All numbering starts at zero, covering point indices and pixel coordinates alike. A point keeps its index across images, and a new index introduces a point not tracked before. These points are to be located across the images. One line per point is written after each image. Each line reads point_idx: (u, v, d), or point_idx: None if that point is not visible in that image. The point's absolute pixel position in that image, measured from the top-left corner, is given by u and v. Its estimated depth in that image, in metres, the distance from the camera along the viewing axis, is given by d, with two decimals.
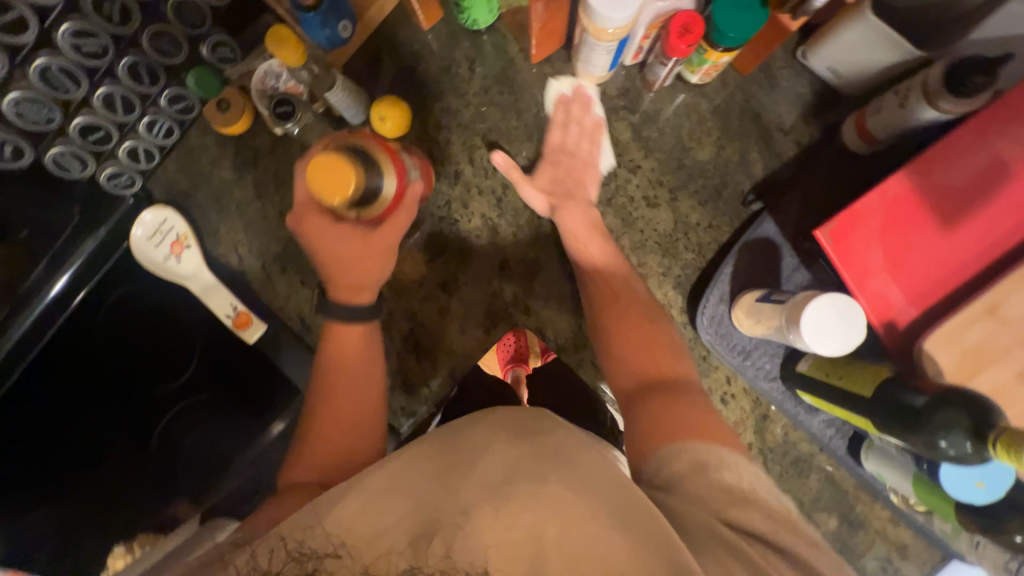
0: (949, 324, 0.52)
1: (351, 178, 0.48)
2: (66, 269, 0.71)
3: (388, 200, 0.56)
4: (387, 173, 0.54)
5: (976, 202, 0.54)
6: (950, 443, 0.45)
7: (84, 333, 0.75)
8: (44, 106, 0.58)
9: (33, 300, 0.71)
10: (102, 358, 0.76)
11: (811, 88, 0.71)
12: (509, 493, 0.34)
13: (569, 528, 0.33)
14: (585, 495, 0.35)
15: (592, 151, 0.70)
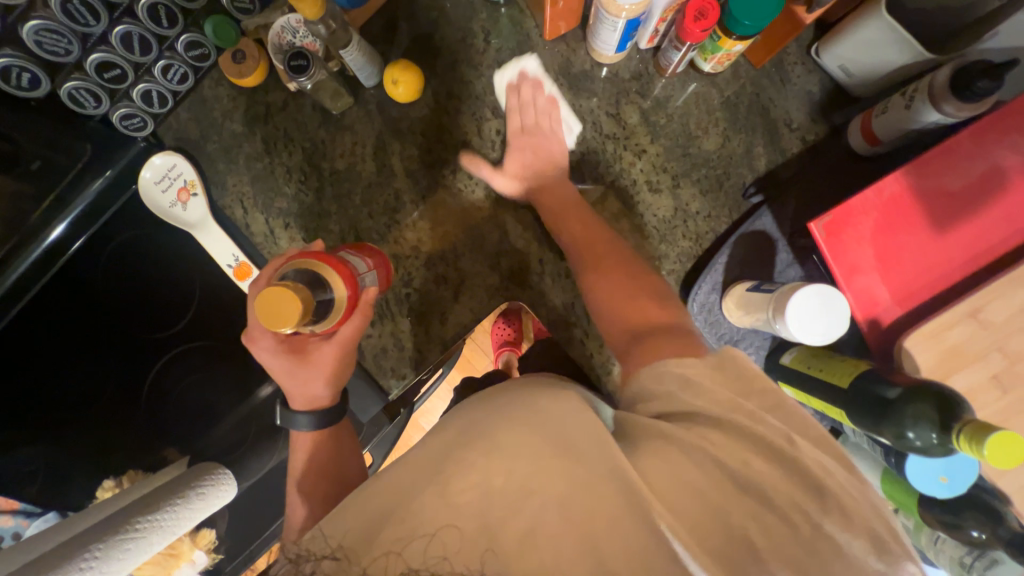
0: (932, 324, 0.53)
1: (290, 298, 0.45)
2: (65, 216, 0.71)
3: (342, 307, 0.53)
4: (336, 286, 0.52)
5: (968, 207, 0.55)
6: (917, 434, 0.47)
7: (81, 278, 0.75)
8: (64, 38, 0.59)
9: (31, 243, 0.69)
10: (93, 304, 0.77)
11: (821, 86, 0.72)
12: (460, 458, 0.35)
13: (513, 475, 0.34)
14: (529, 436, 0.36)
15: (553, 127, 0.74)
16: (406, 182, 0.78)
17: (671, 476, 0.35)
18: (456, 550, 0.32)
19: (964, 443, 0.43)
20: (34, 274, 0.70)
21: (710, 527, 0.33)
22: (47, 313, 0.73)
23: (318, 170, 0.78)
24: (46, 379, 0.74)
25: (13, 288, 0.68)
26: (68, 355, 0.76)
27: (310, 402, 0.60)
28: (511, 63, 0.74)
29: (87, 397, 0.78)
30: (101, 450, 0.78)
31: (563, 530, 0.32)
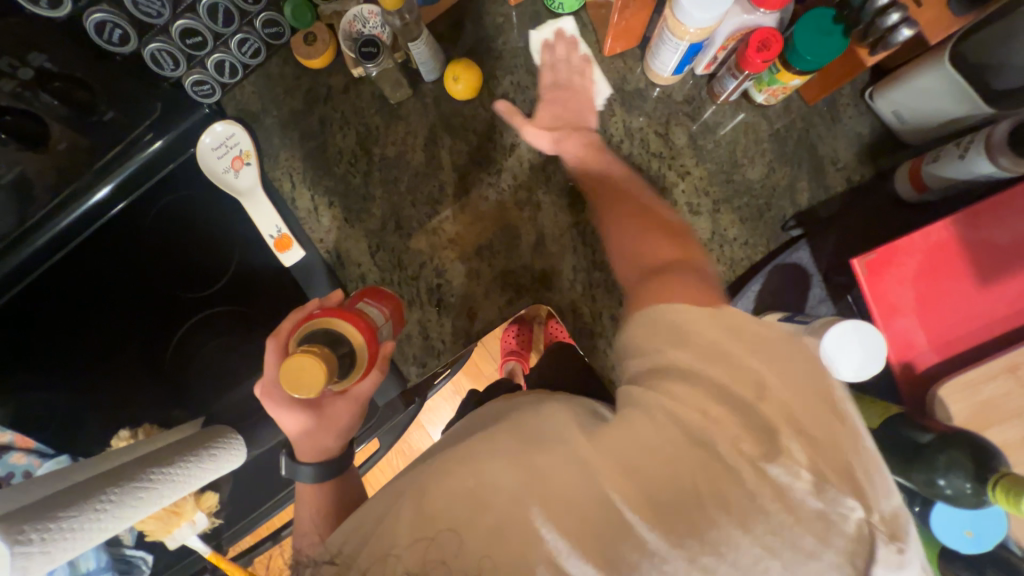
0: (970, 375, 0.53)
1: (313, 361, 0.48)
2: (108, 181, 0.75)
3: (364, 362, 0.56)
4: (353, 339, 0.55)
5: (1010, 261, 0.55)
6: (948, 482, 0.46)
7: (127, 231, 0.79)
8: (157, 0, 0.64)
9: (79, 200, 0.74)
10: (127, 262, 0.81)
11: (871, 129, 0.72)
12: (445, 468, 0.41)
13: (479, 470, 0.39)
14: (499, 446, 0.41)
15: (584, 85, 0.75)
16: (451, 176, 0.80)
17: (630, 453, 0.38)
18: (453, 554, 0.35)
19: (999, 494, 0.42)
20: (78, 227, 0.75)
21: (668, 496, 0.36)
22: (80, 268, 0.78)
23: (368, 155, 0.80)
24: (74, 329, 0.79)
25: (56, 237, 0.74)
26: (107, 301, 0.81)
27: (317, 453, 0.59)
28: (548, 25, 0.77)
29: (116, 343, 0.81)
30: (115, 398, 0.80)
31: (526, 502, 0.36)
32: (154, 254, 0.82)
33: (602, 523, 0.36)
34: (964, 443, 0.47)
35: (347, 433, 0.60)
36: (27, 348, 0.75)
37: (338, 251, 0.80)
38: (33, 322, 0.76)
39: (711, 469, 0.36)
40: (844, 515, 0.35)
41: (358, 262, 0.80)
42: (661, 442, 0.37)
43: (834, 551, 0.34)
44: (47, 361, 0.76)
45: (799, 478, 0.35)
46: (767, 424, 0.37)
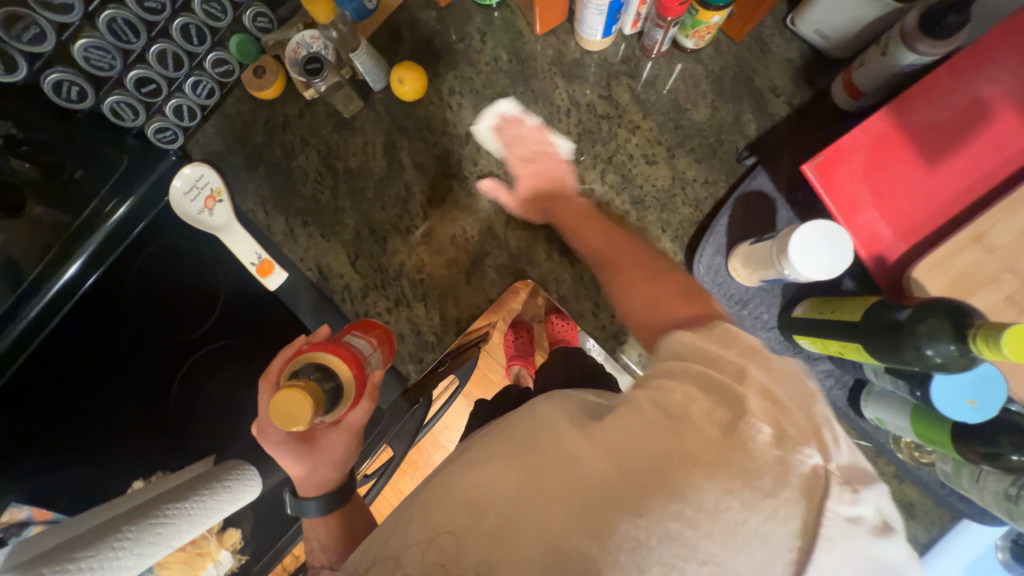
0: (940, 252, 0.54)
1: (302, 394, 0.50)
2: (75, 258, 0.74)
3: (350, 395, 0.56)
4: (339, 371, 0.56)
5: (954, 137, 0.57)
6: (936, 350, 0.46)
7: (107, 298, 0.79)
8: (109, 54, 0.66)
9: (45, 284, 0.72)
10: (112, 325, 0.81)
11: (801, 53, 0.76)
12: (441, 482, 0.41)
13: (474, 479, 0.39)
14: (492, 458, 0.40)
15: (552, 155, 0.78)
16: (415, 175, 0.82)
17: (615, 441, 0.37)
18: (452, 555, 0.37)
19: (982, 348, 0.43)
20: (49, 312, 0.73)
21: (643, 470, 0.35)
22: (63, 351, 0.76)
23: (333, 170, 0.83)
24: (70, 407, 0.78)
25: (28, 328, 0.72)
26: (98, 372, 0.80)
27: (318, 488, 0.59)
28: (488, 112, 0.81)
29: (118, 404, 0.82)
30: (135, 452, 0.82)
31: (515, 502, 0.37)
32: (139, 310, 0.83)
33: (579, 507, 0.35)
34: (943, 308, 0.47)
35: (346, 465, 0.60)
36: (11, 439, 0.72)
37: (322, 267, 0.82)
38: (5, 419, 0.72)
39: (683, 439, 0.35)
40: (802, 462, 0.33)
41: (341, 273, 0.82)
42: (643, 424, 0.37)
43: (791, 490, 0.33)
44: (48, 445, 0.75)
45: (762, 433, 0.34)
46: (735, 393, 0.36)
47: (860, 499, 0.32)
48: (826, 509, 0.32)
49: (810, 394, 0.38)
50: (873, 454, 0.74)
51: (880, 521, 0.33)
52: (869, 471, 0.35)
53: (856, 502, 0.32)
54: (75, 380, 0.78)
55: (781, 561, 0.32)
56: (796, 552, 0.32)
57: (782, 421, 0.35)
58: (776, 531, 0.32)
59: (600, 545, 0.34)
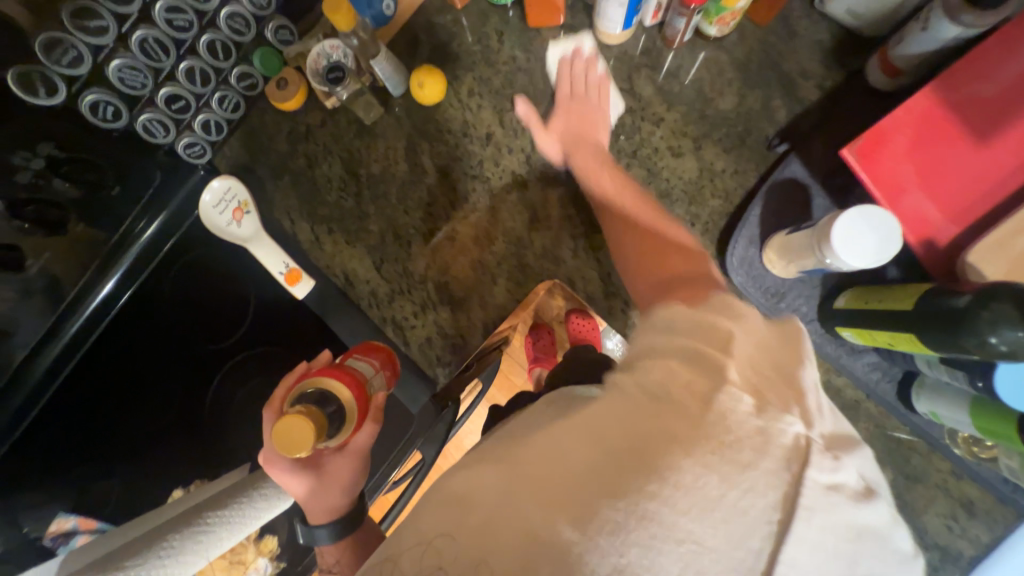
0: (996, 234, 0.51)
1: (300, 419, 0.51)
2: (111, 276, 0.79)
3: (354, 417, 0.58)
4: (341, 395, 0.58)
5: (1005, 112, 0.54)
6: (1001, 338, 0.43)
7: (145, 310, 0.82)
8: (140, 73, 0.66)
9: (83, 302, 0.78)
10: (148, 333, 0.83)
11: (831, 35, 0.73)
12: (434, 486, 0.41)
13: (464, 481, 0.38)
14: (483, 459, 0.40)
15: (600, 98, 0.74)
16: (437, 178, 0.82)
17: (598, 424, 0.37)
18: (450, 559, 0.34)
19: None
20: (85, 330, 0.79)
21: (626, 449, 0.34)
22: (104, 360, 0.81)
23: (356, 178, 0.84)
24: (117, 413, 0.82)
25: (70, 341, 0.78)
26: (140, 383, 0.83)
27: (325, 514, 0.56)
28: (569, 40, 0.77)
29: (156, 414, 0.83)
30: (172, 464, 0.82)
31: (504, 491, 0.36)
32: (174, 321, 0.84)
33: (563, 485, 0.34)
34: (1010, 292, 0.44)
35: (357, 486, 0.58)
36: (70, 442, 0.79)
37: (349, 275, 0.84)
38: (61, 423, 0.79)
39: (668, 412, 0.35)
40: (784, 430, 0.32)
41: (367, 279, 0.83)
42: (626, 406, 0.37)
43: (771, 461, 0.32)
44: (105, 449, 0.80)
45: (742, 402, 0.33)
46: (709, 365, 0.36)
47: (841, 466, 0.31)
48: (804, 476, 0.31)
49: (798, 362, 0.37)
50: (925, 449, 0.70)
51: (864, 486, 0.32)
52: (850, 437, 0.35)
53: (836, 469, 0.32)
54: (118, 390, 0.82)
55: (759, 534, 0.31)
56: (776, 523, 0.31)
57: (759, 389, 0.34)
58: (755, 505, 0.31)
59: (581, 528, 0.32)
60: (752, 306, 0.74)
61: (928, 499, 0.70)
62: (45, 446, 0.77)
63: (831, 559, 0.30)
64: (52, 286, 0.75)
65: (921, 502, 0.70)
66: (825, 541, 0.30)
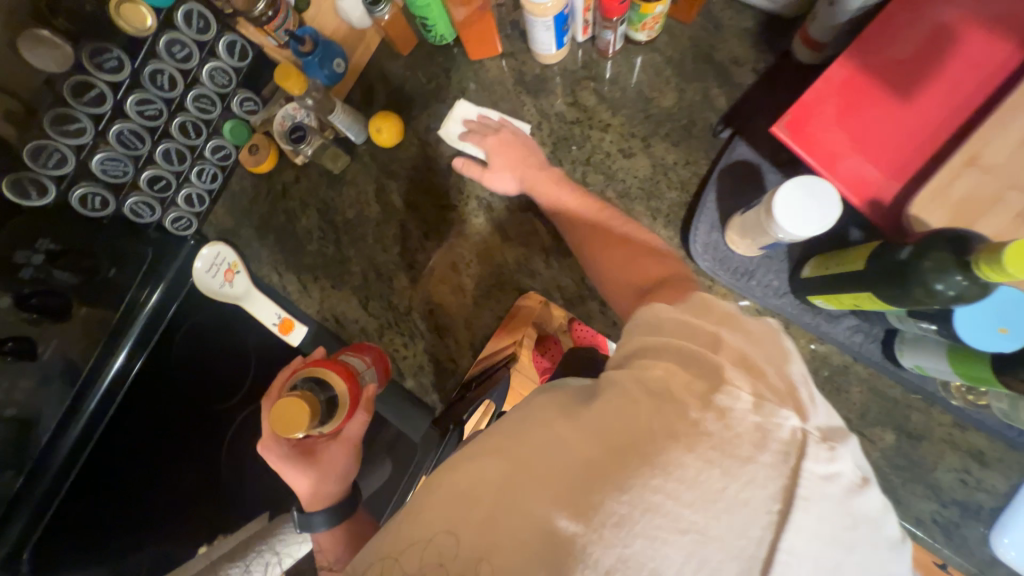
0: (933, 184, 0.52)
1: (296, 402, 0.53)
2: (120, 351, 0.81)
3: (345, 406, 0.60)
4: (336, 385, 0.60)
5: (921, 69, 0.56)
6: (946, 284, 0.44)
7: (154, 380, 0.85)
8: (121, 163, 0.72)
9: (97, 381, 0.80)
10: (161, 402, 0.86)
11: (755, 21, 0.76)
12: (430, 481, 0.41)
13: (462, 472, 0.39)
14: (479, 451, 0.40)
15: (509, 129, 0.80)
16: (408, 214, 0.87)
17: (602, 415, 0.38)
18: (451, 554, 0.35)
19: (987, 272, 0.41)
20: (102, 407, 0.80)
21: (627, 442, 0.35)
22: (120, 436, 0.83)
23: (333, 225, 0.89)
24: (139, 484, 0.84)
25: (88, 420, 0.79)
26: (156, 452, 0.86)
27: (321, 500, 0.62)
28: (452, 117, 0.84)
29: (174, 480, 0.87)
30: (197, 522, 0.87)
31: (505, 485, 0.37)
32: (180, 386, 0.88)
33: (566, 480, 0.35)
34: (945, 238, 0.45)
35: (346, 477, 0.63)
36: (97, 520, 0.81)
37: (338, 317, 0.87)
38: (87, 501, 0.80)
39: (671, 405, 0.36)
40: (781, 425, 0.33)
41: (355, 318, 0.87)
42: (626, 399, 0.37)
43: (770, 453, 0.33)
44: (138, 515, 0.83)
45: (741, 400, 0.34)
46: (700, 370, 0.37)
47: (836, 456, 0.32)
48: (803, 468, 0.32)
49: (785, 357, 0.38)
50: (923, 404, 0.69)
51: (857, 476, 0.34)
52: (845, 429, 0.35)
53: (832, 459, 0.33)
54: (137, 462, 0.84)
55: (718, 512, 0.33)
56: (775, 513, 0.32)
57: (755, 385, 0.35)
58: (756, 495, 0.32)
59: (587, 523, 0.33)
60: (724, 287, 0.76)
61: (936, 454, 0.69)
62: (69, 527, 0.78)
63: (826, 545, 0.32)
64: (71, 371, 0.77)
65: (930, 459, 0.69)
66: (817, 527, 0.32)
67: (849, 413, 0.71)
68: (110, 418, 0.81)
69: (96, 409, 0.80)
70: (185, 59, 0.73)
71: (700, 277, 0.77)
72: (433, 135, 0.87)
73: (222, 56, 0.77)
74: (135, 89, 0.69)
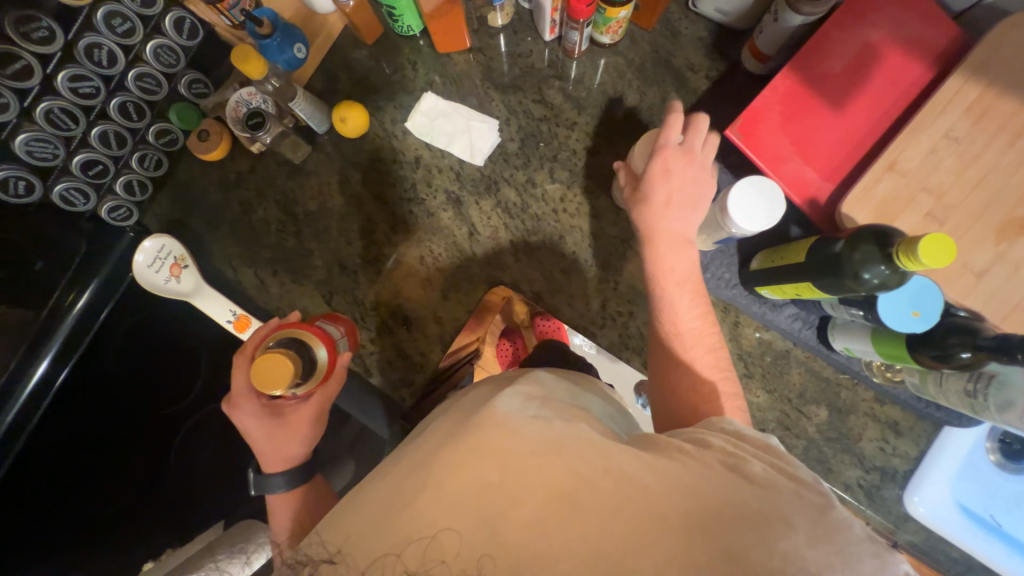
0: (860, 186, 0.59)
1: (280, 354, 0.54)
2: (45, 355, 0.70)
3: (323, 368, 0.61)
4: (314, 345, 0.61)
5: (851, 83, 0.63)
6: (871, 273, 0.51)
7: (88, 382, 0.75)
8: (50, 144, 0.65)
9: (17, 387, 0.68)
10: (96, 406, 0.77)
11: (708, 31, 0.82)
12: (457, 463, 0.37)
13: (511, 473, 0.36)
14: (534, 454, 0.37)
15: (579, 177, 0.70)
16: (375, 207, 0.85)
17: (687, 472, 0.37)
18: (453, 553, 0.34)
19: (905, 262, 0.47)
20: (25, 417, 0.68)
21: (721, 509, 0.34)
22: (39, 463, 0.71)
23: (294, 217, 0.85)
24: (70, 505, 0.75)
25: (11, 428, 0.67)
26: (95, 463, 0.78)
27: (283, 464, 0.61)
28: (418, 111, 0.83)
29: (112, 491, 0.79)
30: (146, 531, 0.80)
31: (565, 514, 0.34)
32: (120, 388, 0.80)
33: (646, 536, 0.33)
34: (873, 232, 0.52)
35: (312, 441, 0.62)
36: (22, 548, 0.70)
37: (299, 312, 0.84)
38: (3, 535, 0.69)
39: (772, 496, 0.36)
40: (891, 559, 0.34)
41: (319, 313, 0.84)
42: (719, 473, 0.37)
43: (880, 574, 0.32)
44: (59, 539, 0.74)
45: (811, 491, 0.37)
46: (784, 471, 0.38)
47: None
48: None
49: None
50: (850, 383, 0.78)
51: None
52: None
53: None
54: (68, 475, 0.75)
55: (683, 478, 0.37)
56: None
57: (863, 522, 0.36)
58: None
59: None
60: None
61: (861, 427, 0.78)
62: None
63: None
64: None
65: (856, 431, 0.78)
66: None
67: (790, 393, 0.79)
68: (26, 435, 0.69)
69: (18, 417, 0.68)
70: (128, 34, 0.67)
71: None
72: (400, 126, 0.85)
73: (169, 34, 0.72)
74: (68, 64, 0.63)
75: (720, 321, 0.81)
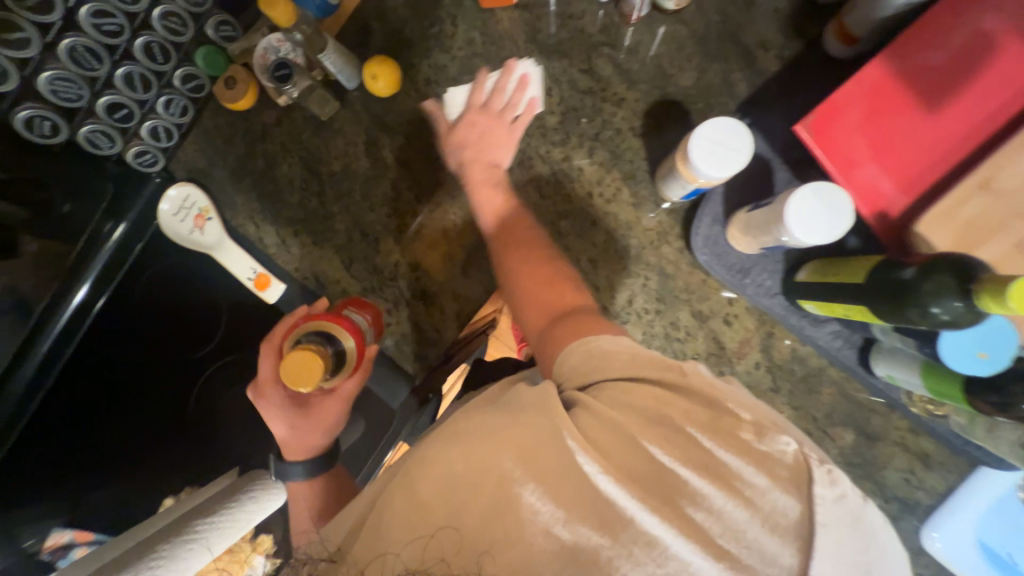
0: (943, 203, 0.51)
1: (309, 353, 0.53)
2: (82, 282, 0.75)
3: (353, 360, 0.60)
4: (343, 339, 0.59)
5: (951, 79, 0.54)
6: (942, 308, 0.45)
7: (117, 319, 0.79)
8: (75, 84, 0.63)
9: (56, 312, 0.74)
10: (120, 342, 0.81)
11: (788, 3, 0.72)
12: (413, 479, 0.39)
13: (448, 468, 0.39)
14: (463, 448, 0.40)
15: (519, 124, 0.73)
16: (400, 172, 0.81)
17: (605, 430, 0.40)
18: (454, 551, 0.35)
19: (988, 302, 0.41)
20: (59, 346, 0.74)
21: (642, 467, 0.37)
22: (73, 386, 0.77)
23: (318, 176, 0.82)
24: (95, 432, 0.80)
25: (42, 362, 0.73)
26: (121, 394, 0.81)
27: (306, 451, 0.65)
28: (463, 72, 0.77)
29: (135, 427, 0.82)
30: (165, 467, 0.82)
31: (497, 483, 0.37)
32: (144, 326, 0.82)
33: (569, 494, 0.36)
34: (955, 262, 0.45)
35: (342, 415, 0.65)
36: (52, 463, 0.76)
37: (319, 276, 0.83)
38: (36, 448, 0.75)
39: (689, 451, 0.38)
40: (783, 450, 0.37)
41: (337, 279, 0.83)
42: (641, 429, 0.39)
43: (782, 481, 0.36)
44: (87, 463, 0.78)
45: (744, 431, 0.38)
46: (682, 407, 0.40)
47: (837, 478, 0.35)
48: (814, 493, 0.34)
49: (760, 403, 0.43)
50: (885, 409, 0.74)
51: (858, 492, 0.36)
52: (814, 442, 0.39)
53: (833, 481, 0.35)
54: (94, 403, 0.79)
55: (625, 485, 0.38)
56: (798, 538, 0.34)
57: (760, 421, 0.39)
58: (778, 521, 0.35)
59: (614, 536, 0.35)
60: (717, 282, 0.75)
61: (888, 454, 0.74)
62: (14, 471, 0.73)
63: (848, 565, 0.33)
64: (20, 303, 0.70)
65: (882, 458, 0.74)
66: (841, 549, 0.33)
67: (816, 412, 0.75)
68: (67, 360, 0.75)
69: (50, 352, 0.74)
70: None
71: (696, 270, 0.76)
72: (433, 88, 0.80)
73: None
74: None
75: (753, 330, 0.76)
